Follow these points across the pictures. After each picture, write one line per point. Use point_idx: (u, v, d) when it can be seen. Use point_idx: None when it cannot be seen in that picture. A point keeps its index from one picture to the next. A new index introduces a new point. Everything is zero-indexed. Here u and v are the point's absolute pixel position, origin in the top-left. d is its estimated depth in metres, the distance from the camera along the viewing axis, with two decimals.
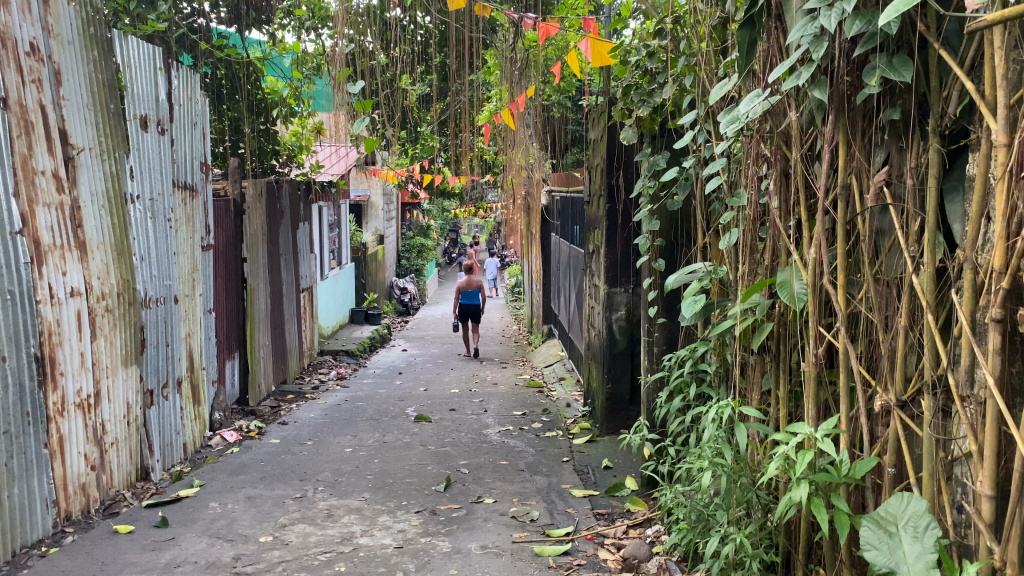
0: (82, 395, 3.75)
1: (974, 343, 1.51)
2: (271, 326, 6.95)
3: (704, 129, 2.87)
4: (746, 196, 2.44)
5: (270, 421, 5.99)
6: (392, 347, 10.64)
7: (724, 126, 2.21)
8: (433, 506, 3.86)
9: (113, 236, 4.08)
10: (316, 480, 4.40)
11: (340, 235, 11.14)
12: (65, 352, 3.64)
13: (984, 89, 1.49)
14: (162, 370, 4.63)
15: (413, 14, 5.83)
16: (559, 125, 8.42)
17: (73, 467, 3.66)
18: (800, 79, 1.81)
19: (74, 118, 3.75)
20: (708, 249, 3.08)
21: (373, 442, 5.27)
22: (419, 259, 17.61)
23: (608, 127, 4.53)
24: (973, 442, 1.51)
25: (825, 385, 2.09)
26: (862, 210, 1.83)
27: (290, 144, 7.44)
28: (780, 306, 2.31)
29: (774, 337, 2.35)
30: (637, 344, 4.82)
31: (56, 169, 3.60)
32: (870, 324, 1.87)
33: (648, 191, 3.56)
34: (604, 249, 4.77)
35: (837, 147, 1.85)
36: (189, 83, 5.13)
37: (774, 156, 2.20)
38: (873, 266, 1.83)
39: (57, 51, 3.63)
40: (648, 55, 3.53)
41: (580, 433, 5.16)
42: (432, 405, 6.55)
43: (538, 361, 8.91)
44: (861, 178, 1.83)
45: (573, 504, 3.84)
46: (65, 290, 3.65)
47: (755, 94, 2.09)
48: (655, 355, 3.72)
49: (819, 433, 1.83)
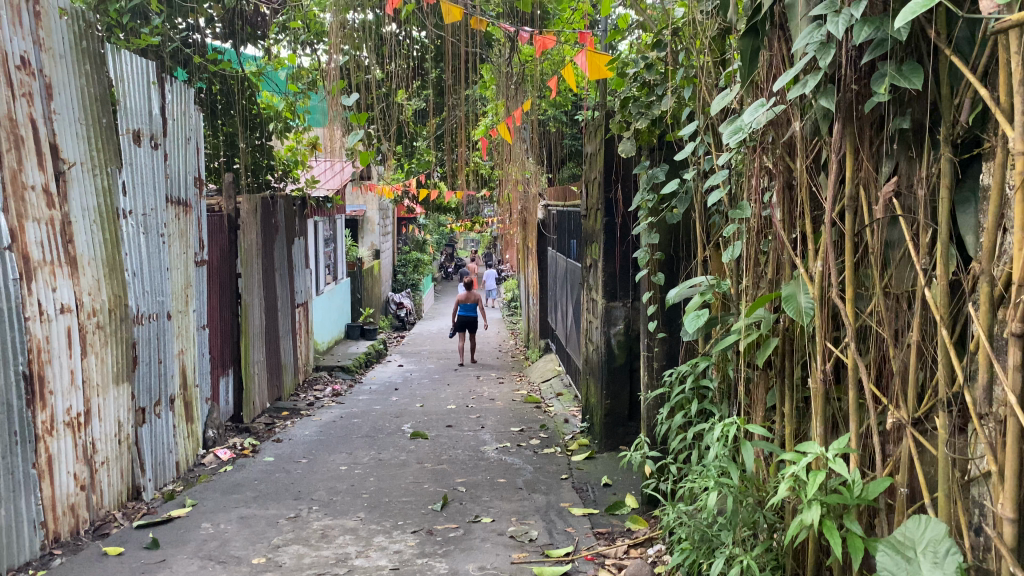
0: (72, 414, 3.68)
1: (993, 358, 1.45)
2: (265, 343, 6.89)
3: (704, 141, 2.82)
4: (748, 208, 2.40)
5: (264, 439, 5.91)
6: (388, 362, 10.57)
7: (726, 137, 2.15)
8: (429, 526, 3.79)
9: (105, 251, 4.02)
10: (310, 499, 4.32)
11: (335, 250, 11.08)
12: (54, 370, 3.57)
13: (999, 95, 1.44)
14: (154, 388, 4.55)
15: (409, 28, 5.80)
16: (555, 140, 8.40)
17: (62, 487, 3.59)
18: (807, 87, 1.76)
19: (66, 133, 3.70)
20: (710, 262, 3.03)
21: (368, 460, 5.20)
22: (414, 274, 17.56)
23: (605, 141, 4.50)
24: (993, 463, 1.46)
25: (833, 401, 2.03)
26: (871, 222, 1.78)
27: (285, 160, 7.45)
28: (785, 320, 2.26)
29: (779, 353, 2.30)
30: (636, 359, 4.77)
31: (47, 184, 3.54)
32: (880, 339, 1.82)
33: (647, 204, 3.50)
34: (603, 263, 4.71)
35: (844, 156, 1.81)
36: (183, 97, 5.09)
37: (778, 169, 2.16)
38: (882, 278, 1.78)
39: (49, 65, 3.58)
40: (646, 66, 3.47)
41: (579, 450, 5.10)
42: (429, 421, 6.48)
43: (535, 376, 8.85)
44: (869, 189, 1.78)
45: (573, 523, 3.77)
46: (55, 307, 3.59)
47: (760, 103, 2.04)
48: (654, 370, 3.66)
49: (831, 453, 1.76)
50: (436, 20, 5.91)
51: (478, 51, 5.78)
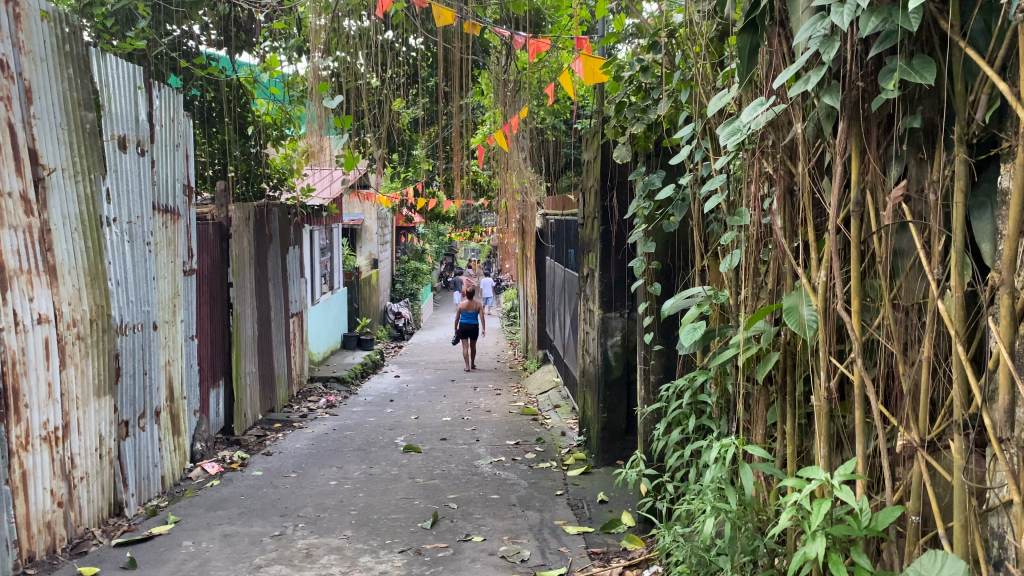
0: (49, 428, 3.56)
1: (1016, 378, 1.33)
2: (258, 353, 6.76)
3: (702, 145, 2.70)
4: (747, 215, 2.28)
5: (254, 452, 5.78)
6: (385, 373, 10.44)
7: (724, 139, 2.03)
8: (418, 545, 3.66)
9: (87, 260, 3.90)
10: (296, 516, 4.19)
11: (332, 259, 10.96)
12: (30, 383, 3.45)
13: (1019, 90, 1.33)
14: (139, 400, 4.42)
15: (403, 33, 5.69)
16: (553, 148, 8.29)
17: (38, 504, 3.46)
18: (809, 84, 1.63)
19: (46, 138, 3.58)
20: (708, 272, 2.90)
21: (359, 475, 5.06)
22: (414, 284, 17.42)
23: (602, 146, 4.41)
24: (1015, 493, 1.34)
25: (837, 419, 1.90)
26: (878, 228, 1.65)
27: (281, 168, 7.35)
28: (786, 334, 2.13)
29: (781, 368, 2.17)
30: (633, 371, 4.63)
31: (25, 191, 3.43)
32: (889, 354, 1.69)
33: (642, 211, 3.36)
34: (598, 273, 4.58)
35: (850, 159, 1.68)
36: (172, 102, 4.97)
37: (778, 173, 2.05)
38: (890, 290, 1.65)
39: (29, 69, 3.47)
40: (642, 69, 3.34)
41: (575, 464, 4.97)
42: (423, 434, 6.34)
43: (533, 387, 8.71)
44: (875, 193, 1.66)
45: (567, 542, 3.64)
46: (32, 317, 3.46)
47: (758, 103, 1.92)
48: (651, 384, 3.53)
49: (836, 479, 1.63)
50: (432, 25, 5.80)
51: (474, 57, 5.68)
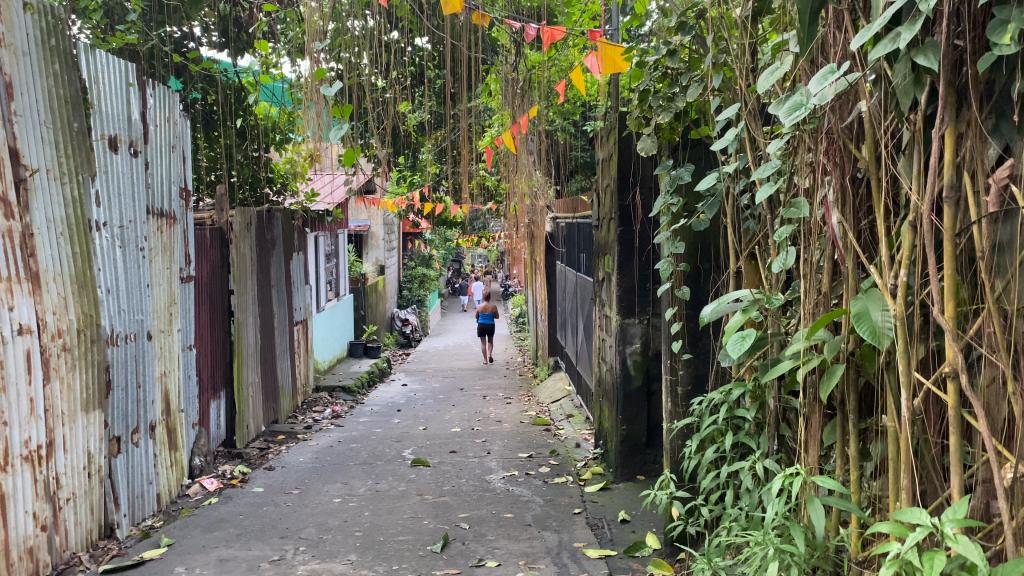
0: (32, 446, 3.30)
1: None
2: (261, 363, 6.49)
3: (744, 134, 2.43)
4: (806, 208, 1.99)
5: (256, 466, 5.52)
6: (391, 381, 10.17)
7: (782, 115, 1.75)
8: (427, 571, 3.39)
9: (73, 266, 3.64)
10: (298, 538, 3.92)
11: (338, 265, 10.70)
12: (10, 399, 3.19)
13: None
14: (132, 414, 4.15)
15: (409, 32, 5.43)
16: (564, 151, 8.03)
17: (18, 529, 3.19)
18: (901, 41, 1.37)
19: (28, 137, 3.32)
20: (744, 275, 2.65)
21: (365, 491, 4.78)
22: (422, 291, 17.09)
23: (621, 142, 4.12)
24: None
25: (923, 445, 1.62)
26: (978, 217, 1.40)
27: (284, 173, 7.02)
28: (854, 344, 1.84)
29: (846, 383, 1.89)
30: (654, 381, 4.36)
31: (5, 192, 3.17)
32: (991, 367, 1.43)
33: (670, 209, 3.06)
34: (617, 277, 4.30)
35: (944, 132, 1.43)
36: (167, 101, 4.71)
37: (844, 158, 1.78)
38: (994, 291, 1.39)
39: (9, 62, 3.21)
40: (669, 53, 3.00)
41: (592, 480, 4.71)
42: (431, 446, 6.06)
43: (544, 396, 8.43)
44: (973, 172, 1.41)
45: (589, 567, 3.36)
46: (12, 328, 3.20)
47: (828, 71, 1.64)
48: (679, 396, 3.25)
49: (949, 528, 1.35)
50: (436, 20, 5.54)
51: (482, 55, 5.44)
